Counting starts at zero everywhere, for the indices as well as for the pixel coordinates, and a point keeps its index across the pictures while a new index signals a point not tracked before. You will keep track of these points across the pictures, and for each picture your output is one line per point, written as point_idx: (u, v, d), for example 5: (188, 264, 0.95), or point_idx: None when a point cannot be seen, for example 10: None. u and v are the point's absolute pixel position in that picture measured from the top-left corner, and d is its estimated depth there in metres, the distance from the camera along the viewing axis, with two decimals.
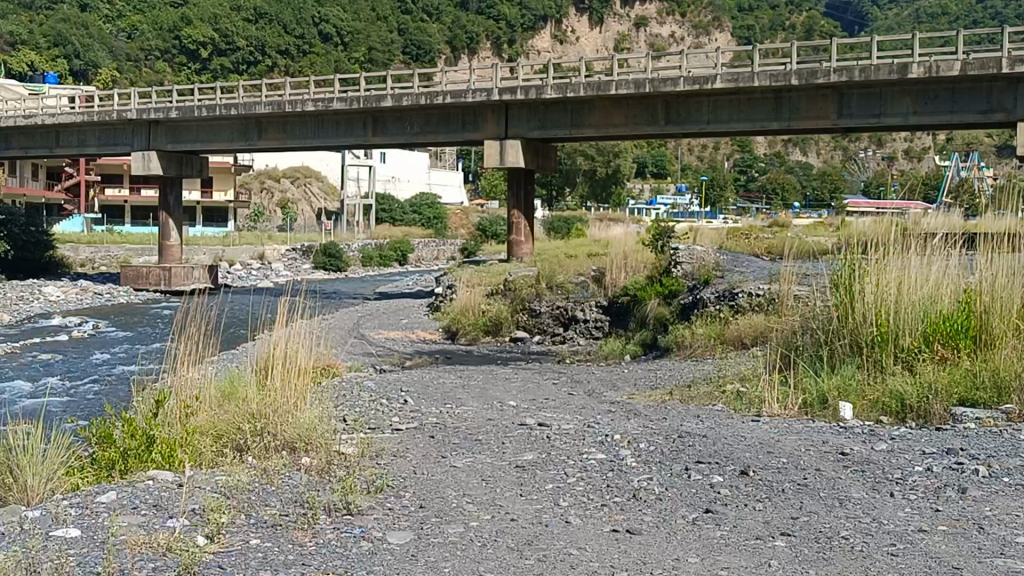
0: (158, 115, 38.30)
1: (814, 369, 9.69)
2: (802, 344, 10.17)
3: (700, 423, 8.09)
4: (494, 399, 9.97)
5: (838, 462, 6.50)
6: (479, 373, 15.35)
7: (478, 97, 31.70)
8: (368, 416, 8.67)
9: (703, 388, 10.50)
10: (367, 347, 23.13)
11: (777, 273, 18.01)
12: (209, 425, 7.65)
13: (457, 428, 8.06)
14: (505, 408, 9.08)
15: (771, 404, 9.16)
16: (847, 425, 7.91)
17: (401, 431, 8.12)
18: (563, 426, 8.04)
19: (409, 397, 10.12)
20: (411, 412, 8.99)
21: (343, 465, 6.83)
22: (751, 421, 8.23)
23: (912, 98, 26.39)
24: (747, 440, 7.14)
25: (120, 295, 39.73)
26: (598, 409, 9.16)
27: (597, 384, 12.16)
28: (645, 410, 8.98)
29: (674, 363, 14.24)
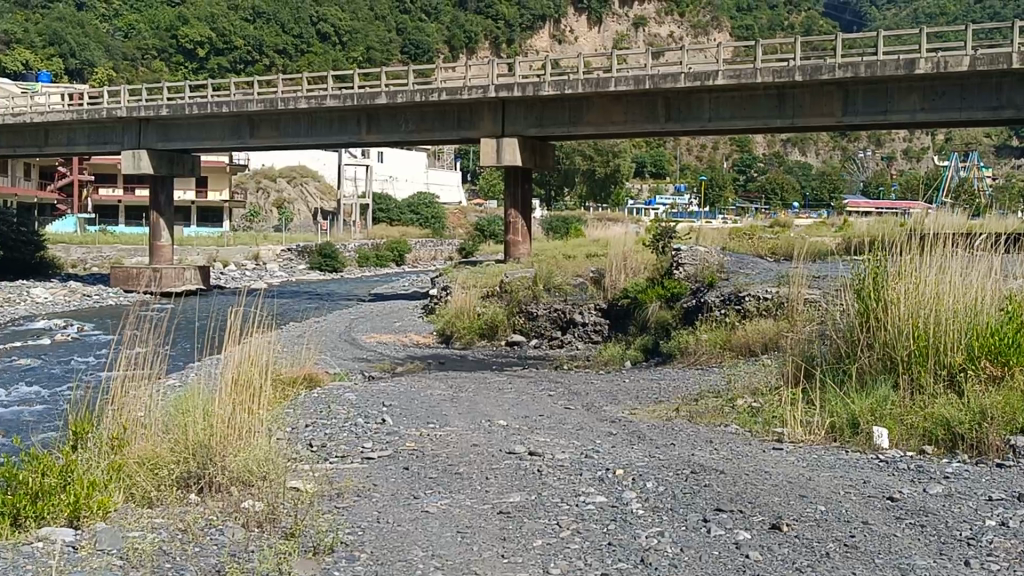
0: (147, 113, 37.41)
1: (838, 384, 8.82)
2: (820, 355, 9.30)
3: (715, 452, 7.19)
4: (483, 416, 9.07)
5: (887, 513, 5.62)
6: (471, 383, 14.44)
7: (474, 94, 30.80)
8: (336, 443, 7.79)
9: (711, 404, 9.66)
10: (356, 352, 22.21)
11: (785, 275, 17.10)
12: (144, 458, 6.86)
13: (437, 458, 7.17)
14: (498, 430, 8.22)
15: (791, 430, 8.29)
16: (887, 458, 7.03)
17: (373, 462, 7.22)
18: (559, 455, 7.15)
19: (387, 413, 9.22)
20: (392, 434, 8.12)
21: (298, 511, 5.94)
22: (771, 449, 7.36)
23: (919, 94, 25.51)
24: (773, 480, 6.25)
25: (108, 296, 38.80)
26: (596, 430, 8.27)
27: (596, 397, 11.29)
28: (649, 432, 8.09)
29: (680, 372, 13.37)
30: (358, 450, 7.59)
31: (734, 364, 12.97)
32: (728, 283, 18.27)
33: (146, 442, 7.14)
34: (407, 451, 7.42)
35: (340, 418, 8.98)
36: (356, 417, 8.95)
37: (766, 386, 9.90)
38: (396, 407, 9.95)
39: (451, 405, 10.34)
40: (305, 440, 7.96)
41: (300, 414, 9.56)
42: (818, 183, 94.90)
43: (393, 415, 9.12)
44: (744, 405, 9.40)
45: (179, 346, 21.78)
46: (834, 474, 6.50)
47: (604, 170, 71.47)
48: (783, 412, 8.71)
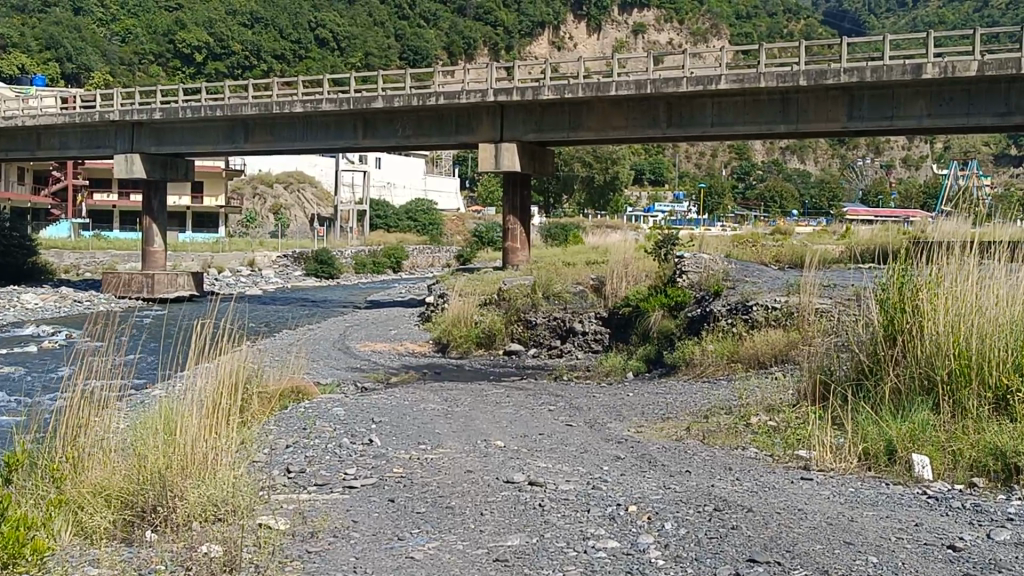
0: (141, 117, 36.75)
1: (865, 405, 8.16)
2: (843, 373, 8.66)
3: (738, 484, 6.54)
4: (479, 436, 8.41)
5: (947, 565, 4.95)
6: (468, 396, 13.79)
7: (473, 99, 30.17)
8: (314, 470, 7.15)
9: (724, 423, 9.05)
10: (349, 361, 21.59)
11: (794, 284, 16.44)
12: (97, 490, 6.26)
13: (429, 488, 6.52)
14: (499, 452, 7.61)
15: (817, 451, 7.66)
16: (931, 494, 6.36)
17: (354, 493, 6.56)
18: (564, 486, 6.51)
19: (372, 434, 8.57)
20: (383, 457, 7.49)
21: (271, 559, 5.27)
22: (799, 479, 6.73)
23: (925, 99, 24.92)
24: (808, 524, 5.59)
25: (101, 302, 38.11)
26: (601, 453, 7.64)
27: (599, 412, 10.69)
28: (660, 456, 7.47)
29: (690, 385, 12.74)
30: (341, 477, 6.97)
31: (745, 377, 12.34)
32: (734, 291, 17.62)
33: (105, 470, 6.55)
34: (399, 479, 6.79)
35: (327, 436, 8.36)
36: (345, 436, 8.32)
37: (783, 406, 9.30)
38: (388, 424, 9.35)
39: (442, 422, 9.70)
40: (282, 465, 7.35)
41: (277, 435, 8.95)
42: (817, 191, 94.41)
43: (384, 433, 8.49)
44: (757, 425, 8.79)
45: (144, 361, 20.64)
46: (878, 515, 5.83)
47: (603, 178, 71.02)
48: (805, 434, 8.10)
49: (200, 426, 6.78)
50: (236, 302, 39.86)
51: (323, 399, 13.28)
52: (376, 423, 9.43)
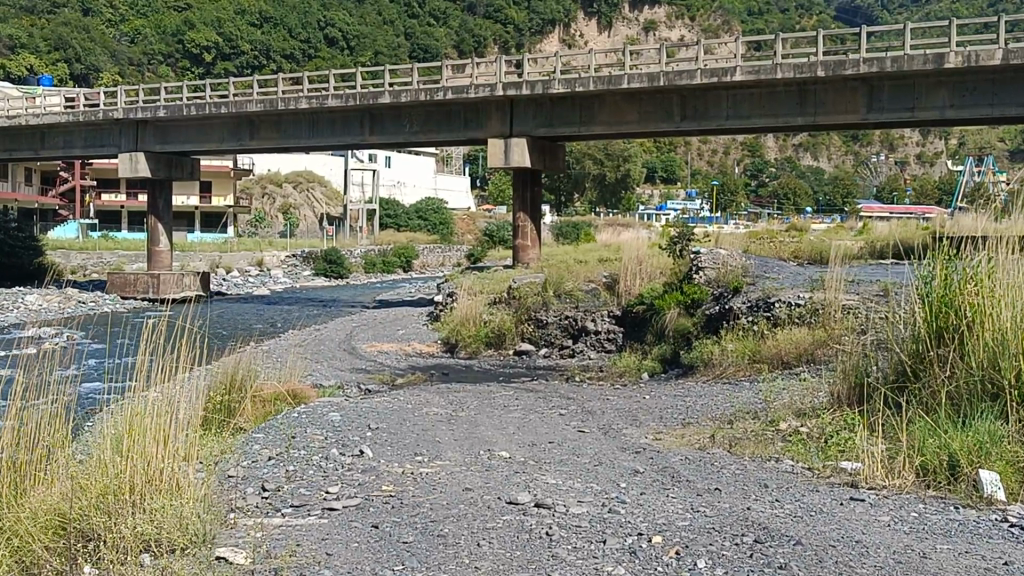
0: (146, 115, 36.13)
1: (916, 412, 7.38)
2: (888, 377, 7.89)
3: (780, 507, 5.80)
4: (482, 444, 7.69)
5: None
6: (474, 399, 13.08)
7: (481, 93, 29.44)
8: (292, 488, 6.47)
9: (749, 428, 8.31)
10: (353, 362, 20.87)
11: (818, 280, 15.65)
12: (35, 512, 5.65)
13: (425, 510, 5.82)
14: (505, 465, 6.88)
15: (860, 463, 6.91)
16: (1005, 521, 5.59)
17: (337, 516, 5.87)
18: (576, 509, 5.77)
19: (361, 442, 7.87)
20: (374, 471, 6.78)
21: None
22: (849, 500, 5.98)
23: (947, 90, 24.11)
24: (871, 563, 4.83)
25: (106, 303, 37.47)
26: (619, 465, 6.90)
27: (613, 416, 9.97)
28: (684, 470, 6.73)
29: (711, 387, 12.00)
30: (323, 497, 6.26)
31: (770, 380, 11.60)
32: (753, 287, 16.83)
33: (46, 490, 5.93)
34: (393, 500, 6.05)
35: (318, 444, 7.68)
36: (336, 445, 7.64)
37: (816, 410, 8.57)
38: (385, 431, 8.67)
39: (445, 428, 9.02)
40: (259, 481, 6.66)
41: (262, 444, 8.28)
42: (830, 188, 93.52)
43: (380, 442, 7.80)
44: (786, 432, 8.06)
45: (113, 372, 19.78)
46: (953, 550, 5.05)
47: (614, 176, 70.26)
48: (843, 441, 7.35)
49: (156, 442, 6.15)
50: (243, 303, 39.23)
51: (322, 402, 12.52)
52: (373, 430, 8.75)
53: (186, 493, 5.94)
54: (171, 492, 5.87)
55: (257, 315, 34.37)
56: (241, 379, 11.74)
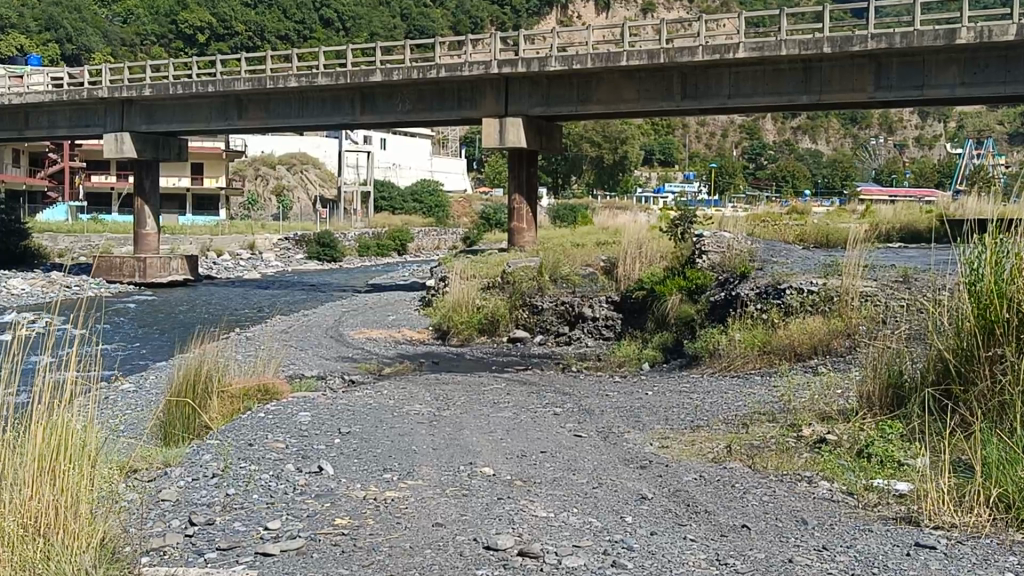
0: (130, 94, 34.85)
1: (972, 428, 6.35)
2: (933, 385, 6.88)
3: (832, 563, 4.76)
4: (466, 458, 6.65)
5: None
6: (462, 394, 12.08)
7: (475, 71, 28.28)
8: (235, 525, 5.46)
9: (768, 437, 7.31)
10: (339, 351, 19.85)
11: (831, 265, 14.61)
12: None
13: (393, 561, 4.79)
14: (488, 488, 5.87)
15: (907, 483, 5.88)
16: None
17: (283, 565, 4.85)
18: (572, 560, 4.75)
19: (322, 453, 6.83)
20: (332, 497, 5.78)
21: None
22: (915, 549, 4.95)
23: (959, 66, 23.04)
24: None
25: (90, 287, 36.29)
26: (627, 490, 5.88)
27: (613, 417, 8.99)
28: (705, 498, 5.70)
29: (721, 382, 11.03)
30: (259, 537, 5.24)
31: (785, 375, 10.65)
32: (762, 272, 15.81)
33: None
34: (346, 542, 5.05)
35: (274, 456, 6.70)
36: (296, 457, 6.67)
37: (843, 415, 7.61)
38: (356, 435, 7.69)
39: (426, 432, 8.05)
40: (192, 514, 5.64)
41: (211, 455, 7.28)
42: (830, 171, 92.53)
43: (347, 454, 6.82)
44: (811, 440, 7.07)
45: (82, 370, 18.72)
46: None
47: (612, 158, 69.15)
48: (881, 454, 6.36)
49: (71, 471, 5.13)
50: (230, 286, 38.14)
51: (296, 399, 11.55)
52: (344, 434, 7.76)
53: (92, 538, 4.91)
54: (69, 536, 4.84)
55: (245, 300, 33.31)
56: (209, 371, 10.78)
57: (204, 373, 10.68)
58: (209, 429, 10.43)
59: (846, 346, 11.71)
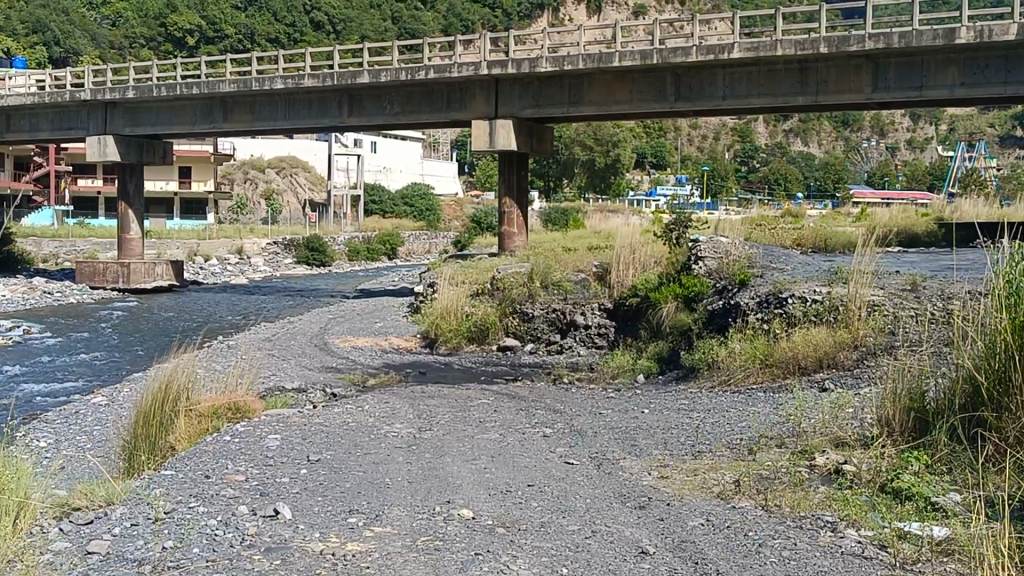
0: (113, 96, 33.98)
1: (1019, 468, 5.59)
2: (963, 416, 6.17)
3: None
4: (440, 498, 5.90)
5: None
6: (446, 411, 11.38)
7: (464, 72, 27.53)
8: None
9: (779, 468, 6.61)
10: (323, 360, 19.08)
11: (834, 272, 13.93)
12: None
13: None
14: (466, 540, 5.17)
15: (944, 528, 5.13)
16: None
17: None
18: None
19: (280, 491, 6.10)
20: (284, 553, 5.04)
21: None
22: None
23: (958, 67, 22.45)
24: None
25: (71, 293, 35.37)
26: (625, 546, 5.11)
27: (608, 440, 8.29)
28: (714, 559, 4.95)
29: (722, 398, 10.34)
30: None
31: (790, 393, 9.98)
32: (761, 279, 15.12)
33: None
34: None
35: (230, 495, 6.00)
36: (254, 496, 5.96)
37: (859, 440, 6.92)
38: (325, 465, 7.01)
39: (403, 459, 7.36)
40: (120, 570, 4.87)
41: (162, 488, 6.56)
42: (822, 174, 92.19)
43: (312, 490, 6.13)
44: (827, 473, 6.37)
45: (54, 385, 17.93)
46: None
47: (604, 161, 68.54)
48: (910, 491, 5.64)
49: None
50: (216, 292, 37.32)
51: (270, 417, 10.90)
52: (313, 463, 7.09)
53: None
54: None
55: (230, 306, 32.50)
56: (179, 385, 10.17)
57: (173, 389, 10.07)
58: (174, 450, 9.83)
59: (854, 359, 11.04)
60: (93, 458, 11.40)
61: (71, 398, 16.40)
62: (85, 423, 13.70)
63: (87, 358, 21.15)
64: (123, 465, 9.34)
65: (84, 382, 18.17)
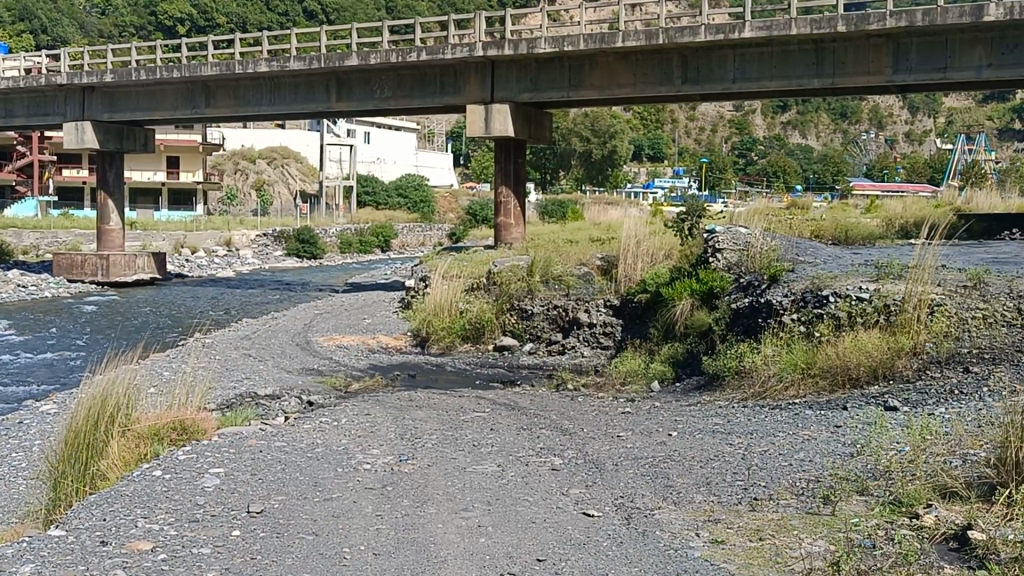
0: (90, 80, 31.88)
1: None
2: None
3: None
4: None
5: None
6: (434, 430, 9.62)
7: (458, 54, 25.51)
8: None
9: (873, 529, 4.93)
10: (304, 362, 17.27)
11: (878, 267, 12.24)
12: None
13: None
14: None
15: None
16: None
17: None
18: None
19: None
20: None
21: None
22: None
23: (984, 47, 20.49)
24: None
25: (47, 287, 33.50)
26: None
27: (634, 478, 6.57)
28: None
29: (763, 419, 8.64)
30: None
31: (847, 415, 8.30)
32: (793, 272, 13.40)
33: None
34: None
35: None
36: None
37: (976, 492, 5.23)
38: (268, 523, 5.35)
39: (372, 508, 5.71)
40: None
41: (38, 558, 4.90)
42: (821, 167, 90.78)
43: None
44: (943, 541, 4.68)
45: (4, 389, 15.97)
46: None
47: (601, 153, 66.93)
48: None
49: None
50: (199, 286, 35.45)
51: (223, 437, 9.16)
52: (251, 518, 5.42)
53: None
54: None
55: (212, 301, 30.64)
56: (115, 404, 8.43)
57: (100, 405, 8.30)
58: (105, 482, 8.10)
59: (914, 370, 9.41)
60: (19, 482, 9.60)
61: (13, 408, 14.44)
62: (24, 434, 11.85)
63: (47, 360, 19.20)
64: (48, 501, 7.67)
65: (41, 386, 16.33)
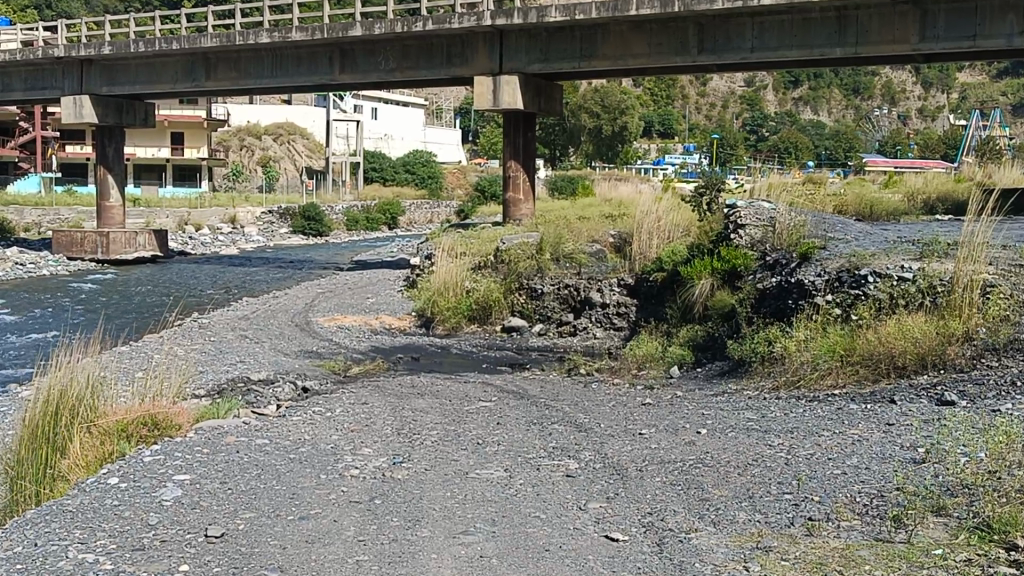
0: (88, 53, 30.78)
1: None
2: None
3: None
4: None
5: None
6: (434, 423, 8.68)
7: (466, 23, 24.29)
8: None
9: (965, 571, 4.04)
10: (303, 344, 16.32)
11: (918, 245, 11.24)
12: None
13: None
14: None
15: None
16: None
17: None
18: None
19: None
20: None
21: None
22: None
23: (1017, 13, 19.12)
24: None
25: (45, 265, 32.60)
26: None
27: (663, 489, 5.67)
28: None
29: (802, 414, 7.72)
30: None
31: (899, 410, 7.37)
32: (824, 250, 12.41)
33: None
34: None
35: None
36: None
37: None
38: (226, 557, 4.50)
39: (354, 530, 4.86)
40: None
41: None
42: (833, 143, 89.50)
43: None
44: None
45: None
46: None
47: (611, 129, 65.79)
48: None
49: None
50: (202, 264, 34.61)
51: (200, 434, 8.09)
52: (208, 545, 4.64)
53: None
54: None
55: (213, 279, 29.75)
56: (74, 399, 7.51)
57: (59, 401, 7.42)
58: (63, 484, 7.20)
59: (967, 359, 8.46)
60: None
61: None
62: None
63: (34, 342, 18.23)
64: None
65: (24, 370, 15.37)
